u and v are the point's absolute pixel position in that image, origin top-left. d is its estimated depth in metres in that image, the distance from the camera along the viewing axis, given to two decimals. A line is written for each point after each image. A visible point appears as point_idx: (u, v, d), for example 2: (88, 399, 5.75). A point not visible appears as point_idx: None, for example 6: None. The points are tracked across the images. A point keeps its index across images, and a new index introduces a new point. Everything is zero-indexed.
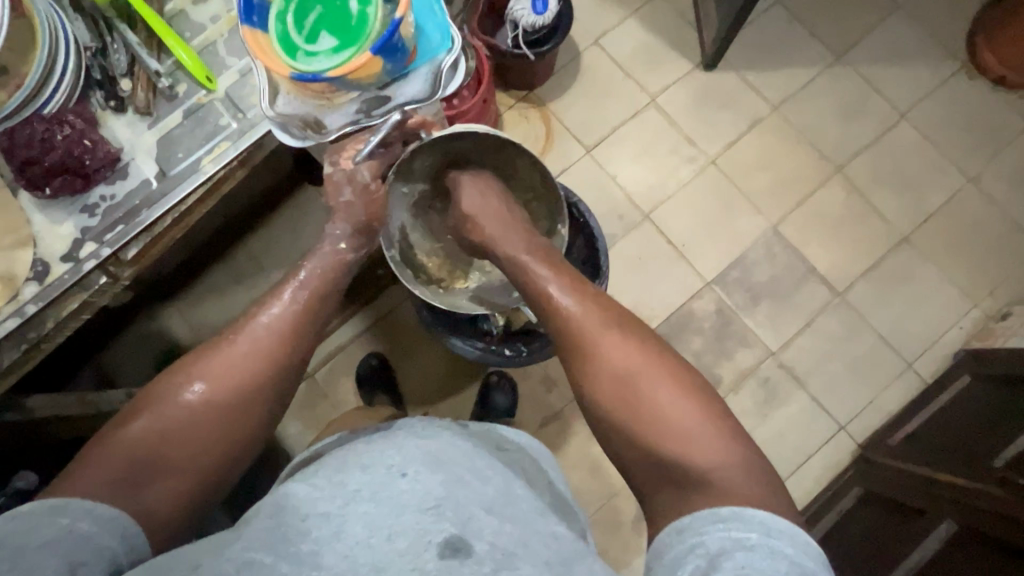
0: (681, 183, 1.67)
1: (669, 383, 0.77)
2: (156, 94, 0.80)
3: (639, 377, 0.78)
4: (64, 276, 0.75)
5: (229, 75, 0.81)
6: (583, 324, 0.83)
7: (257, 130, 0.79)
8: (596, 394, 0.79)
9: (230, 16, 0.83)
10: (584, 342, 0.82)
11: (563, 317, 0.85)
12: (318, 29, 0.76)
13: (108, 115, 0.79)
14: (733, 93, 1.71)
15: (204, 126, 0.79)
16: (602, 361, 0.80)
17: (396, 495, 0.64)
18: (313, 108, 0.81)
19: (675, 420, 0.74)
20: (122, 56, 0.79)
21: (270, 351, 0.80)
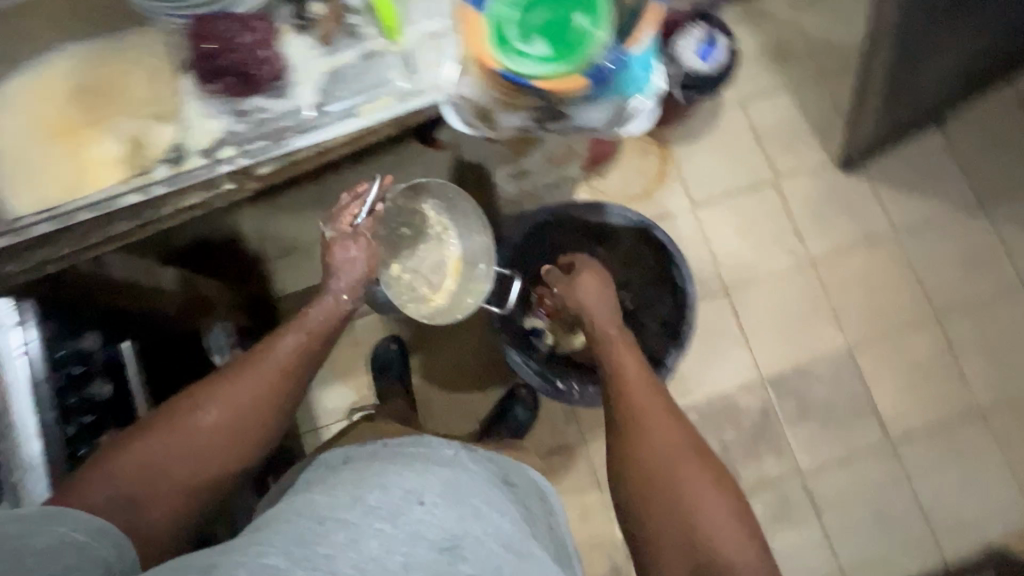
0: (772, 272, 1.60)
1: (703, 471, 0.85)
2: (340, 27, 0.79)
3: (685, 465, 0.85)
4: (197, 171, 0.74)
5: (414, 33, 0.78)
6: (642, 411, 0.89)
7: (425, 98, 0.77)
8: (637, 467, 0.86)
9: None
10: (642, 424, 0.88)
11: (625, 400, 0.91)
12: (536, 30, 0.73)
13: (289, 32, 0.78)
14: (860, 203, 1.62)
15: (373, 75, 0.77)
16: (652, 444, 0.86)
17: (416, 523, 0.66)
18: (490, 99, 0.78)
19: (700, 505, 0.82)
20: None
21: (277, 381, 0.85)
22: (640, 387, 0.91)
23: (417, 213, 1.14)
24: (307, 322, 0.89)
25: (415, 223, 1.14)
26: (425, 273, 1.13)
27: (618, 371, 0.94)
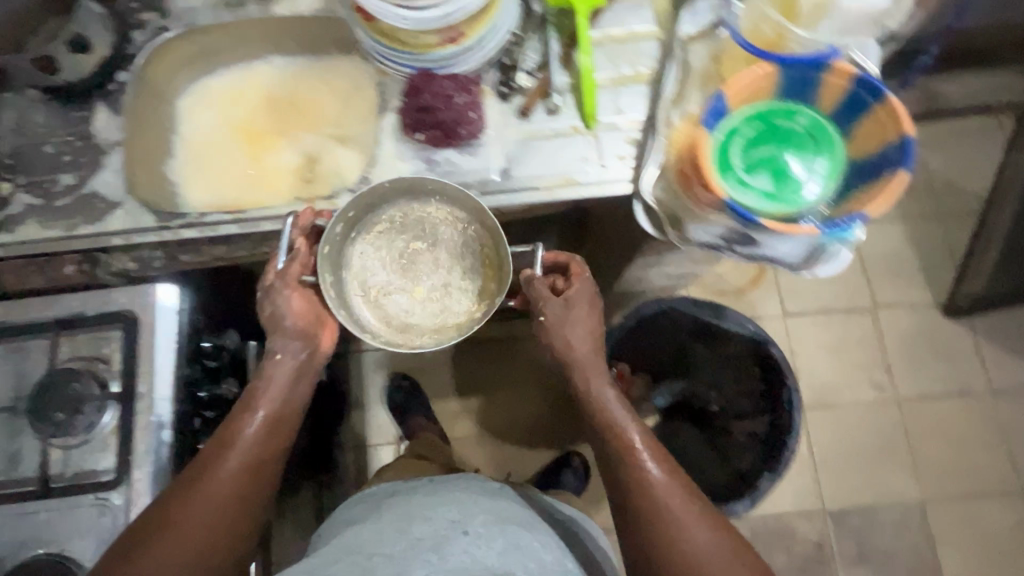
0: (854, 401, 1.54)
1: (734, 561, 0.67)
2: (542, 102, 0.78)
3: (710, 557, 0.67)
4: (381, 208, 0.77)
5: (613, 123, 0.77)
6: (662, 500, 0.69)
7: (613, 189, 0.76)
8: (654, 562, 0.68)
9: (640, 72, 0.79)
10: (662, 514, 0.69)
11: (638, 481, 0.71)
12: (768, 166, 0.59)
13: (492, 96, 0.78)
14: (959, 352, 1.56)
15: (566, 155, 0.77)
16: (672, 540, 0.68)
17: (462, 552, 0.69)
18: (682, 208, 0.67)
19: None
20: (536, 56, 0.78)
21: (245, 480, 0.69)
22: (659, 465, 0.72)
23: (391, 216, 0.80)
24: (270, 400, 0.72)
25: (398, 227, 0.80)
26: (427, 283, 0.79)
27: (632, 454, 0.72)
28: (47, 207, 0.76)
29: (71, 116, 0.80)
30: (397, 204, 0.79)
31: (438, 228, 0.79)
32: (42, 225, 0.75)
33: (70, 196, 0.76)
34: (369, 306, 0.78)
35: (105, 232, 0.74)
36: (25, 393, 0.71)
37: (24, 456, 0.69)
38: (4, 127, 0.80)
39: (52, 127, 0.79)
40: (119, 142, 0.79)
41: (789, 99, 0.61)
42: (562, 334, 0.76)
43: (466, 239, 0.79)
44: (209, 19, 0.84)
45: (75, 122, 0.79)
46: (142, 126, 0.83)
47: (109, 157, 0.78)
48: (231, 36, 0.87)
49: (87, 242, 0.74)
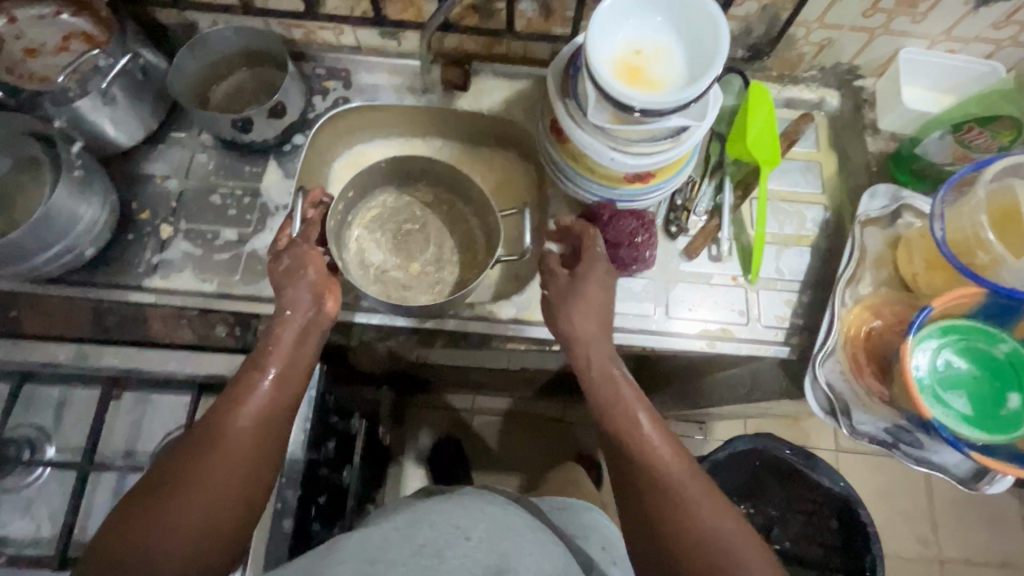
0: (896, 551, 1.52)
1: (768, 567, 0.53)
2: (707, 247, 0.79)
3: (740, 552, 0.54)
4: (539, 328, 0.74)
5: (773, 280, 0.79)
6: (668, 480, 0.58)
7: (770, 350, 0.76)
8: (665, 556, 0.55)
9: (803, 236, 0.81)
10: (671, 499, 0.57)
11: (645, 460, 0.59)
12: (962, 386, 0.60)
13: (661, 232, 0.80)
14: (1006, 519, 1.54)
15: (726, 305, 0.77)
16: (679, 530, 0.55)
17: (460, 556, 0.59)
18: (854, 393, 0.67)
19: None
20: (708, 202, 0.81)
21: (265, 439, 0.58)
22: (652, 441, 0.60)
23: (381, 202, 0.89)
24: (281, 355, 0.61)
25: (389, 211, 0.89)
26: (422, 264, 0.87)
27: (630, 427, 0.61)
28: (205, 258, 0.75)
29: (242, 169, 0.80)
30: (385, 189, 0.89)
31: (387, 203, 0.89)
32: (198, 277, 0.74)
33: (229, 251, 0.76)
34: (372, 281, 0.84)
35: (260, 298, 0.73)
36: (149, 449, 0.69)
37: None
38: (174, 167, 0.80)
39: (221, 176, 0.80)
40: (285, 205, 0.78)
41: (989, 320, 0.63)
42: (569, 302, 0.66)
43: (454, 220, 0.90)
44: (390, 99, 0.86)
45: (245, 175, 0.80)
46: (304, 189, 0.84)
47: (273, 219, 0.78)
48: (403, 117, 0.88)
49: (243, 307, 0.72)
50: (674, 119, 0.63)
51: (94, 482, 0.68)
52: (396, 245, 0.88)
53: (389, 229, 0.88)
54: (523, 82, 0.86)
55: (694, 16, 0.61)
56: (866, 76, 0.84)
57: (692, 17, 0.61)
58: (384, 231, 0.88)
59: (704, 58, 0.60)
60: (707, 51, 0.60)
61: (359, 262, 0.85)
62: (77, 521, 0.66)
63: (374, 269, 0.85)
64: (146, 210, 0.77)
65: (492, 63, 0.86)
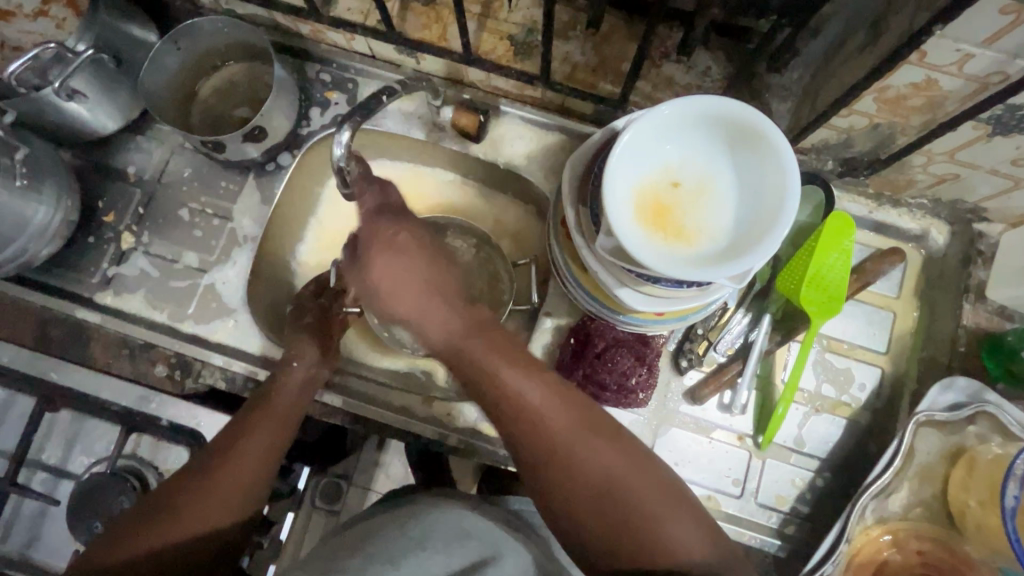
0: None
1: (655, 491, 0.44)
2: (719, 392, 0.66)
3: (639, 496, 0.43)
4: (497, 448, 0.65)
5: (787, 450, 0.65)
6: (548, 423, 0.45)
7: (755, 535, 0.64)
8: (561, 504, 0.44)
9: (844, 404, 0.66)
10: (546, 431, 0.45)
11: (521, 406, 0.45)
12: None
13: (667, 363, 0.67)
14: None
15: (722, 468, 0.65)
16: (561, 484, 0.44)
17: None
18: None
19: (658, 522, 0.43)
20: (735, 338, 0.66)
21: (269, 452, 0.59)
22: (504, 380, 0.46)
23: None
24: (285, 398, 0.62)
25: None
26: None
27: (492, 370, 0.46)
28: (161, 283, 0.69)
29: (218, 184, 0.71)
30: None
31: None
32: (150, 304, 0.68)
33: (187, 280, 0.69)
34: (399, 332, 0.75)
35: (207, 341, 0.67)
36: (77, 474, 0.67)
37: (52, 543, 0.66)
38: (147, 168, 0.72)
39: (195, 189, 0.71)
40: (255, 237, 0.70)
41: None
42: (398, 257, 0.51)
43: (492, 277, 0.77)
44: (395, 126, 0.73)
45: (220, 193, 0.71)
46: (284, 215, 0.74)
47: (239, 252, 0.70)
48: (407, 145, 0.75)
49: (188, 349, 0.67)
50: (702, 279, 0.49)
51: (18, 499, 0.66)
52: None
53: None
54: (553, 137, 0.71)
55: (759, 154, 0.45)
56: (992, 221, 0.64)
57: (757, 154, 0.45)
58: None
59: (760, 214, 0.44)
60: (767, 206, 0.44)
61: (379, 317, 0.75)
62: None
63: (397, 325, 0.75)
64: (111, 213, 0.71)
65: (522, 106, 0.71)
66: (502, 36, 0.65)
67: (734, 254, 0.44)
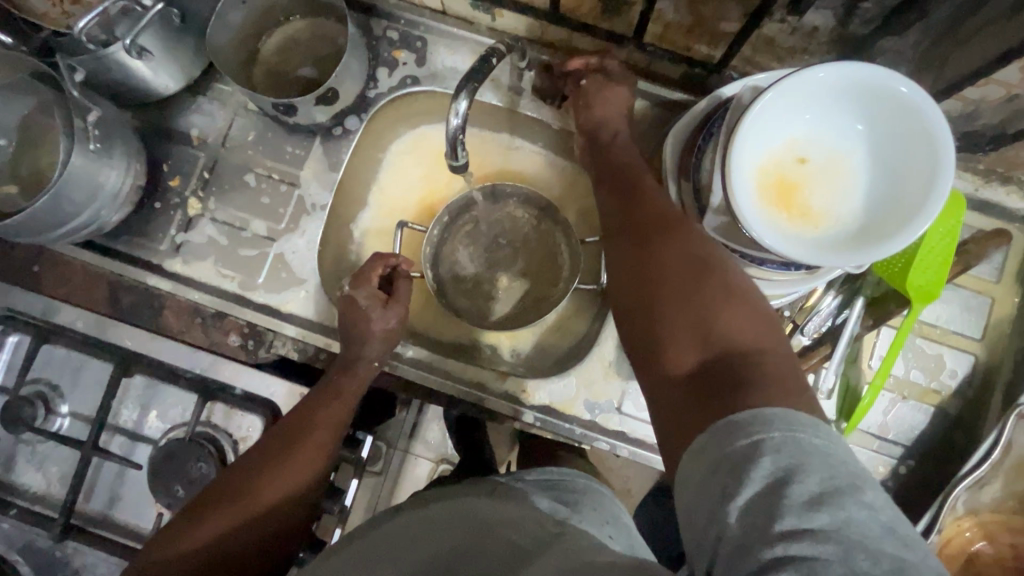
0: None
1: (737, 293, 0.46)
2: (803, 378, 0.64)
3: (725, 288, 0.46)
4: (571, 426, 0.65)
5: (868, 437, 0.64)
6: (665, 212, 0.52)
7: None
8: (649, 286, 0.49)
9: (932, 391, 0.64)
10: (657, 221, 0.52)
11: (646, 203, 0.53)
12: None
13: None
14: None
15: None
16: (654, 263, 0.49)
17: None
18: None
19: (736, 336, 0.43)
20: (824, 320, 0.64)
21: (319, 433, 0.59)
22: (642, 187, 0.55)
23: (479, 218, 0.76)
24: (346, 381, 0.62)
25: (486, 231, 0.76)
26: (511, 285, 0.76)
27: (634, 185, 0.56)
28: (230, 251, 0.67)
29: (284, 150, 0.69)
30: (484, 209, 0.75)
31: (489, 219, 0.76)
32: (220, 271, 0.67)
33: (256, 248, 0.67)
34: (459, 301, 0.74)
35: (280, 312, 0.67)
36: (154, 438, 0.67)
37: (132, 503, 0.67)
38: (211, 130, 0.69)
39: (260, 153, 0.69)
40: (324, 205, 0.68)
41: None
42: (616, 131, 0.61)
43: (554, 252, 0.75)
44: None
45: (286, 158, 0.68)
46: (350, 182, 0.72)
47: (308, 220, 0.68)
48: (476, 110, 0.72)
49: (260, 320, 0.66)
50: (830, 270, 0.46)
51: (99, 461, 0.67)
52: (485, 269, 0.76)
53: (482, 255, 0.76)
54: (637, 104, 0.67)
55: (904, 129, 0.41)
56: None
57: (903, 128, 0.41)
58: (474, 253, 0.76)
59: (904, 196, 0.41)
60: (912, 188, 0.40)
61: (446, 285, 0.74)
62: (81, 494, 0.67)
63: (459, 294, 0.75)
64: (176, 177, 0.69)
65: None
66: None
67: (870, 240, 0.41)
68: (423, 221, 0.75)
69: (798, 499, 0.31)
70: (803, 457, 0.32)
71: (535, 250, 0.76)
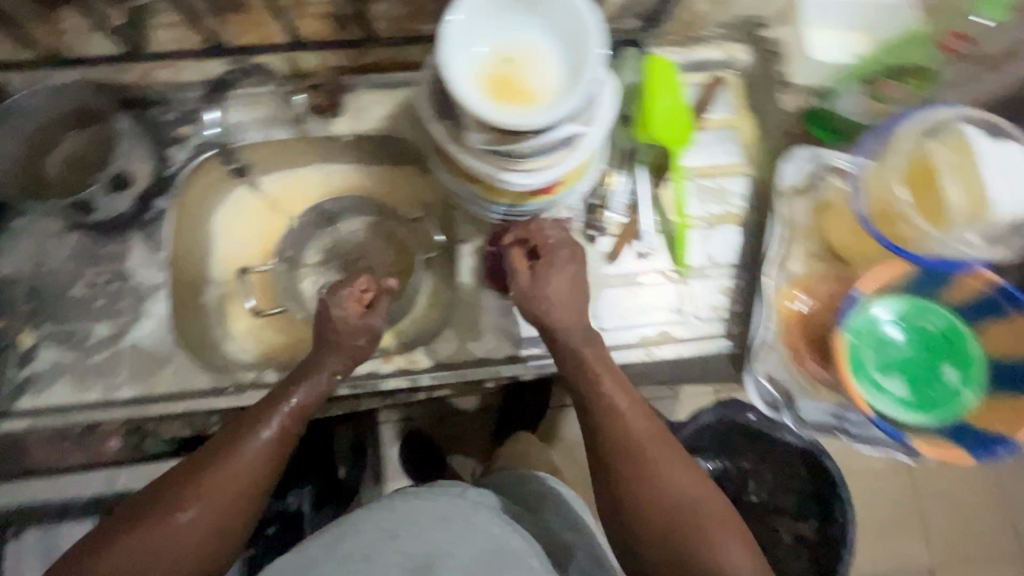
0: None
1: (711, 508, 0.51)
2: (631, 244, 0.74)
3: (705, 510, 0.51)
4: (464, 370, 0.69)
5: (704, 267, 0.74)
6: (627, 438, 0.54)
7: (709, 345, 0.71)
8: (630, 520, 0.52)
9: (734, 212, 0.75)
10: (615, 449, 0.53)
11: (599, 428, 0.55)
12: (891, 368, 0.68)
13: (579, 239, 0.74)
14: None
15: (657, 305, 0.72)
16: (628, 492, 0.52)
17: (392, 554, 0.50)
18: (795, 384, 0.69)
19: (717, 549, 0.48)
20: (624, 195, 0.75)
21: (258, 476, 0.52)
22: (601, 420, 0.55)
23: (322, 243, 0.82)
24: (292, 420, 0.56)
25: (332, 251, 0.82)
26: None
27: (594, 376, 0.56)
28: (79, 364, 0.66)
29: (100, 251, 0.70)
30: (321, 233, 0.82)
31: (324, 237, 0.82)
32: (76, 388, 0.65)
33: (107, 350, 0.67)
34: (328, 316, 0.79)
35: (150, 398, 0.66)
36: None
37: None
38: (22, 264, 0.69)
39: (78, 264, 0.69)
40: (159, 283, 0.69)
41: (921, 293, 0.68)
42: (570, 349, 0.58)
43: (395, 239, 0.82)
44: (255, 135, 0.75)
45: (106, 258, 0.70)
46: (183, 257, 0.74)
47: (148, 304, 0.69)
48: (274, 153, 0.78)
49: (130, 415, 0.65)
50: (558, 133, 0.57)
51: None
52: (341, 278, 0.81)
53: (329, 268, 0.81)
54: (404, 90, 0.75)
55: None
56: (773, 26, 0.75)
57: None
58: (324, 271, 0.81)
59: (579, 41, 0.52)
60: (580, 32, 0.51)
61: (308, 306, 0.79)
62: None
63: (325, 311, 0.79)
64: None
65: (368, 74, 0.75)
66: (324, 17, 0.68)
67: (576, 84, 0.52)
68: (262, 260, 0.80)
69: None
70: None
71: (379, 244, 0.82)
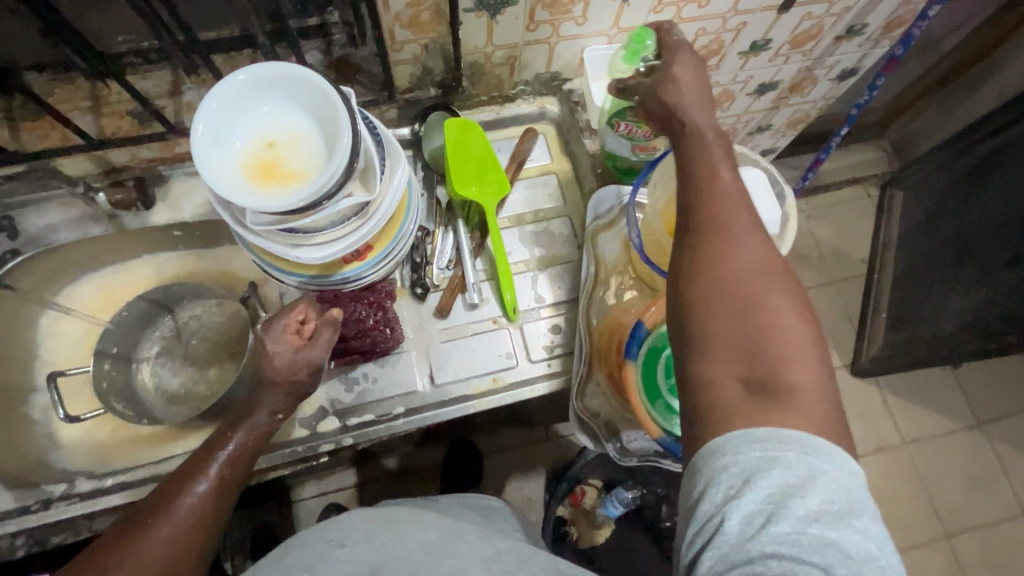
0: (852, 454, 1.43)
1: (802, 317, 0.41)
2: (460, 296, 0.76)
3: (784, 306, 0.41)
4: (297, 446, 0.70)
5: (532, 309, 0.76)
6: (728, 210, 0.43)
7: (539, 385, 0.74)
8: (705, 308, 0.42)
9: (556, 254, 0.79)
10: (720, 234, 0.43)
11: (701, 186, 0.45)
12: None
13: (407, 297, 0.76)
14: (945, 398, 1.49)
15: (487, 354, 0.74)
16: (724, 268, 0.41)
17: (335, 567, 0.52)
18: (616, 416, 0.71)
19: (790, 349, 0.40)
20: (446, 249, 0.77)
21: (199, 532, 0.51)
22: (709, 186, 0.45)
23: (163, 333, 0.81)
24: (228, 472, 0.54)
25: (171, 339, 0.81)
26: (215, 373, 0.80)
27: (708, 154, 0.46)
28: None
29: None
30: (155, 322, 0.81)
31: (156, 326, 0.81)
32: None
33: None
34: (164, 408, 0.77)
35: None
36: None
37: None
38: None
39: None
40: None
41: None
42: (693, 123, 0.49)
43: (231, 317, 0.81)
44: (70, 236, 0.74)
45: None
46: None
47: None
48: (93, 250, 0.77)
49: None
50: (343, 200, 0.56)
51: None
52: (183, 364, 0.80)
53: (166, 357, 0.81)
54: None
55: (286, 72, 0.54)
56: (571, 78, 0.82)
57: (282, 70, 0.54)
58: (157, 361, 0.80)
59: (326, 106, 0.54)
60: (323, 96, 0.54)
61: (137, 401, 0.77)
62: None
63: (160, 402, 0.78)
64: None
65: (184, 164, 0.77)
66: (123, 115, 0.70)
67: (333, 146, 0.54)
68: (86, 360, 0.78)
69: (794, 512, 0.35)
70: (805, 482, 0.36)
71: (220, 324, 0.81)
